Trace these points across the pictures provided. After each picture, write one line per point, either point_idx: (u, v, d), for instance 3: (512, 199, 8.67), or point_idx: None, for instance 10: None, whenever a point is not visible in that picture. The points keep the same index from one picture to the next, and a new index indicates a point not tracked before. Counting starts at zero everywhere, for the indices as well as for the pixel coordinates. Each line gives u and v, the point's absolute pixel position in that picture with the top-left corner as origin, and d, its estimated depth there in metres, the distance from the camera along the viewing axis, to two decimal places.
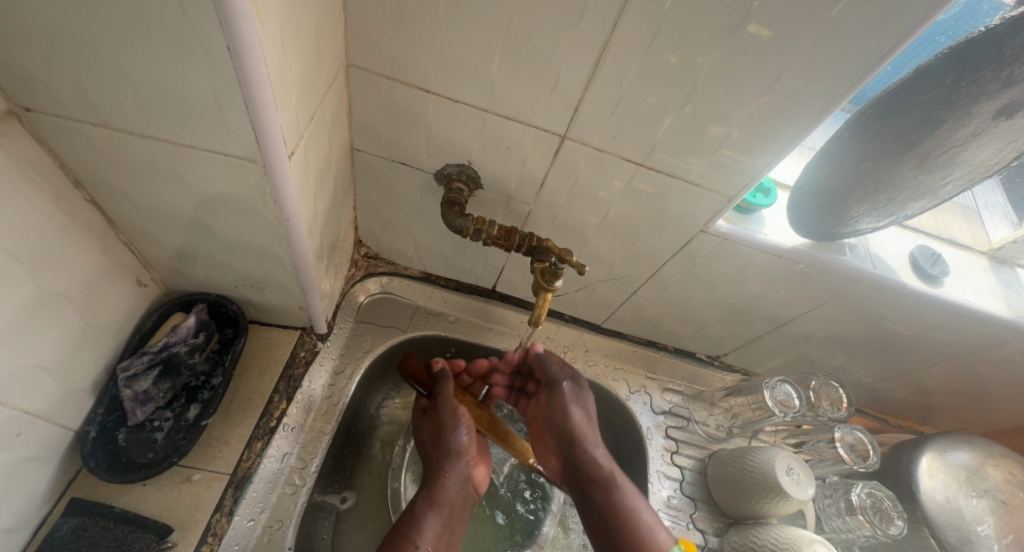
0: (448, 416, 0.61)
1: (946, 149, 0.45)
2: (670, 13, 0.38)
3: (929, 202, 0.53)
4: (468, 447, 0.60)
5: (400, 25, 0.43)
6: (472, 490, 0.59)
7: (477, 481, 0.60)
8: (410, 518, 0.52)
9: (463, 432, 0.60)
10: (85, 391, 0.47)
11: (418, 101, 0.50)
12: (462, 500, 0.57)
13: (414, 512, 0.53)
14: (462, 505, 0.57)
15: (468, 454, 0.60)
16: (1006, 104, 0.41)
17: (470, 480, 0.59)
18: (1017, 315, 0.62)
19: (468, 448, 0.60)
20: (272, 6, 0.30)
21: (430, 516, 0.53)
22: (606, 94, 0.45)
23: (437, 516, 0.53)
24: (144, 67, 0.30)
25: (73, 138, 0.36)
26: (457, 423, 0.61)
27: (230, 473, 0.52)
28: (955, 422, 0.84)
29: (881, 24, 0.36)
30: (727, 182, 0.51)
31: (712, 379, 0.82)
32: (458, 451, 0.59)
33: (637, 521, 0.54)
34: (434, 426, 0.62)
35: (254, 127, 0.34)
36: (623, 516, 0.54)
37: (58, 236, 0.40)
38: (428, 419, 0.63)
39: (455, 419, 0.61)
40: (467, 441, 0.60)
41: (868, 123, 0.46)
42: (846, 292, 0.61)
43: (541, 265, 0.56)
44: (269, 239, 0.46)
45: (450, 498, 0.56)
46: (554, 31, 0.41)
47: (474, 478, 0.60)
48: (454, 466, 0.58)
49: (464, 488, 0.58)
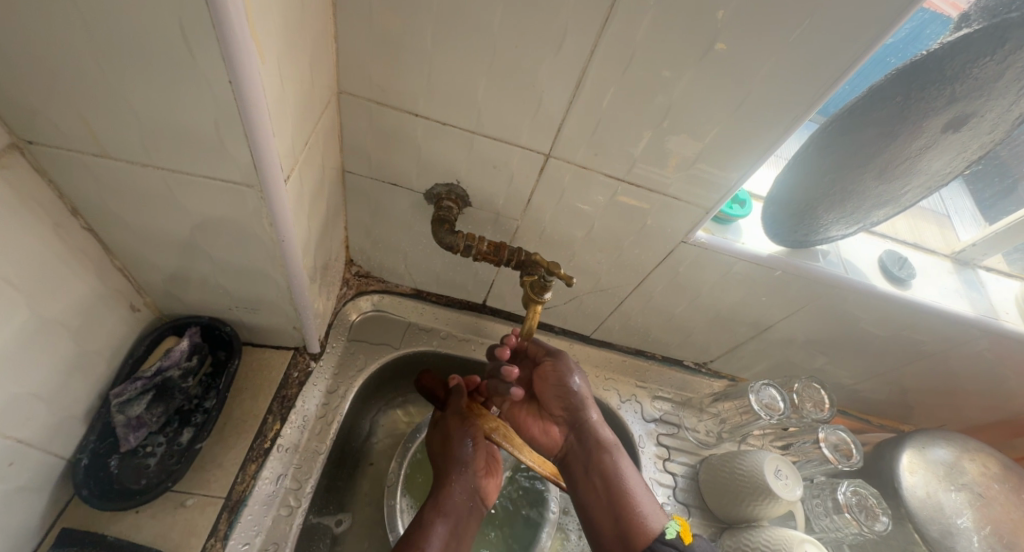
0: (457, 428, 0.62)
1: (904, 159, 0.49)
2: (645, 38, 0.40)
3: (891, 209, 0.57)
4: (476, 458, 0.60)
5: (389, 53, 0.45)
6: (478, 501, 0.60)
7: (484, 494, 0.61)
8: (419, 527, 0.53)
9: (471, 443, 0.60)
10: (77, 418, 0.47)
11: (407, 125, 0.52)
12: (468, 511, 0.58)
13: (422, 520, 0.54)
14: (468, 515, 0.58)
15: (475, 465, 0.60)
16: (951, 118, 0.45)
17: (476, 492, 0.60)
18: (981, 314, 0.65)
19: (475, 459, 0.60)
20: (270, 41, 0.32)
21: (437, 526, 0.54)
22: (587, 115, 0.47)
23: (444, 524, 0.54)
24: (148, 98, 0.32)
25: (74, 169, 0.37)
26: (467, 432, 0.61)
27: (224, 497, 0.52)
28: (933, 420, 0.87)
29: (834, 48, 0.39)
30: (704, 195, 0.54)
31: (700, 385, 0.85)
32: (465, 461, 0.59)
33: (638, 496, 0.54)
34: (444, 440, 0.62)
35: (253, 154, 0.35)
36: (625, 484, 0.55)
37: (55, 263, 0.40)
38: (438, 433, 0.63)
39: (464, 429, 0.61)
40: (474, 453, 0.60)
41: (831, 137, 0.49)
42: (822, 296, 0.64)
43: (529, 278, 0.57)
44: (265, 261, 0.47)
45: (456, 508, 0.57)
46: (536, 57, 0.43)
47: (482, 490, 0.61)
48: (461, 477, 0.59)
49: (470, 499, 0.59)
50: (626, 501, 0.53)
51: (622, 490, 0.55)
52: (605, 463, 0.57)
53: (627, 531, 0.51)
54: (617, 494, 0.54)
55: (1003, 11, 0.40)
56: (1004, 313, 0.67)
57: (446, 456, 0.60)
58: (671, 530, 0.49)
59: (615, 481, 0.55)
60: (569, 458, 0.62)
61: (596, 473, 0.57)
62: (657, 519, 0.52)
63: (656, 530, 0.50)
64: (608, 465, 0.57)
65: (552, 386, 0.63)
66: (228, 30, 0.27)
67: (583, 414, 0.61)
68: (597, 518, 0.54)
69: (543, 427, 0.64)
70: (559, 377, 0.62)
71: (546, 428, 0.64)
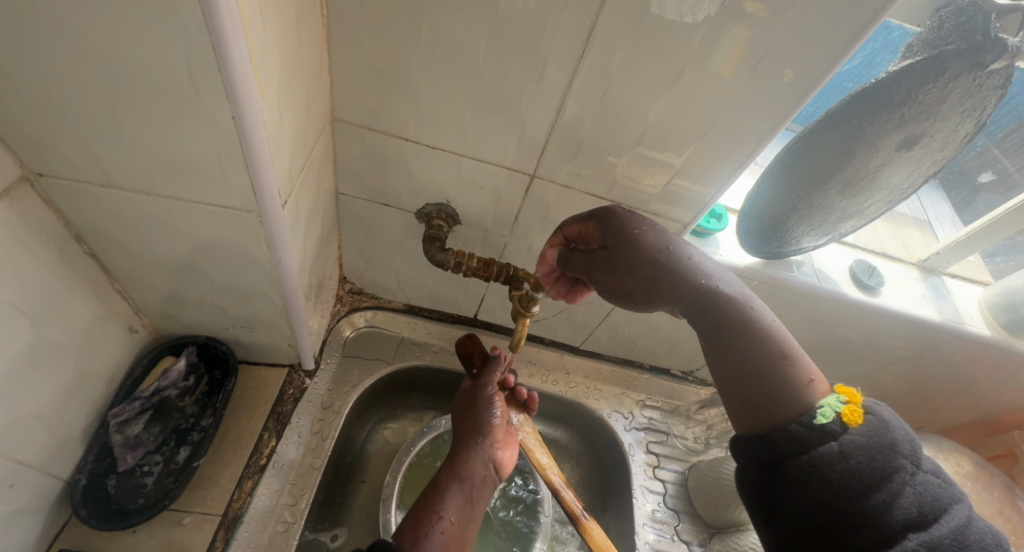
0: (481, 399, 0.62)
1: (865, 174, 0.53)
2: (619, 67, 0.43)
3: (858, 221, 0.60)
4: (497, 428, 0.60)
5: (381, 82, 0.48)
6: (494, 473, 0.58)
7: (500, 465, 0.59)
8: (434, 492, 0.51)
9: (495, 413, 0.60)
10: (75, 439, 0.48)
11: (397, 149, 0.54)
12: (484, 479, 0.56)
13: (438, 485, 0.53)
14: (484, 485, 0.56)
15: (495, 437, 0.59)
16: (904, 137, 0.49)
17: (493, 463, 0.58)
18: (947, 319, 0.68)
19: (496, 430, 0.60)
20: (270, 80, 0.34)
21: (452, 489, 0.52)
22: (568, 138, 0.50)
23: (459, 489, 0.52)
24: (154, 132, 0.34)
25: (80, 198, 0.39)
26: (494, 399, 0.61)
27: (221, 514, 0.53)
28: (914, 422, 0.90)
29: (792, 77, 0.43)
30: (682, 211, 0.57)
31: (687, 393, 0.86)
32: (484, 430, 0.59)
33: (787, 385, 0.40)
34: (468, 408, 0.62)
35: (253, 183, 0.37)
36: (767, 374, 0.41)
37: (59, 288, 0.42)
38: (463, 400, 0.64)
39: (492, 398, 0.61)
40: (497, 423, 0.60)
41: (794, 158, 0.52)
42: (798, 304, 0.67)
43: (517, 293, 0.60)
44: (262, 281, 0.49)
45: (473, 474, 0.55)
46: (520, 86, 0.46)
47: (498, 460, 0.59)
48: (478, 447, 0.57)
49: (487, 469, 0.57)
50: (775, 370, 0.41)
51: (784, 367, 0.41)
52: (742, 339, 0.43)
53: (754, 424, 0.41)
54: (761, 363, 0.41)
55: (941, 43, 0.43)
56: (968, 318, 0.70)
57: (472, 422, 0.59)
58: (822, 414, 0.37)
59: (760, 344, 0.42)
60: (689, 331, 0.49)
61: (749, 350, 0.42)
62: (820, 382, 0.41)
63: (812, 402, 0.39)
64: (749, 320, 0.43)
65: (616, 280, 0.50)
66: (233, 72, 0.30)
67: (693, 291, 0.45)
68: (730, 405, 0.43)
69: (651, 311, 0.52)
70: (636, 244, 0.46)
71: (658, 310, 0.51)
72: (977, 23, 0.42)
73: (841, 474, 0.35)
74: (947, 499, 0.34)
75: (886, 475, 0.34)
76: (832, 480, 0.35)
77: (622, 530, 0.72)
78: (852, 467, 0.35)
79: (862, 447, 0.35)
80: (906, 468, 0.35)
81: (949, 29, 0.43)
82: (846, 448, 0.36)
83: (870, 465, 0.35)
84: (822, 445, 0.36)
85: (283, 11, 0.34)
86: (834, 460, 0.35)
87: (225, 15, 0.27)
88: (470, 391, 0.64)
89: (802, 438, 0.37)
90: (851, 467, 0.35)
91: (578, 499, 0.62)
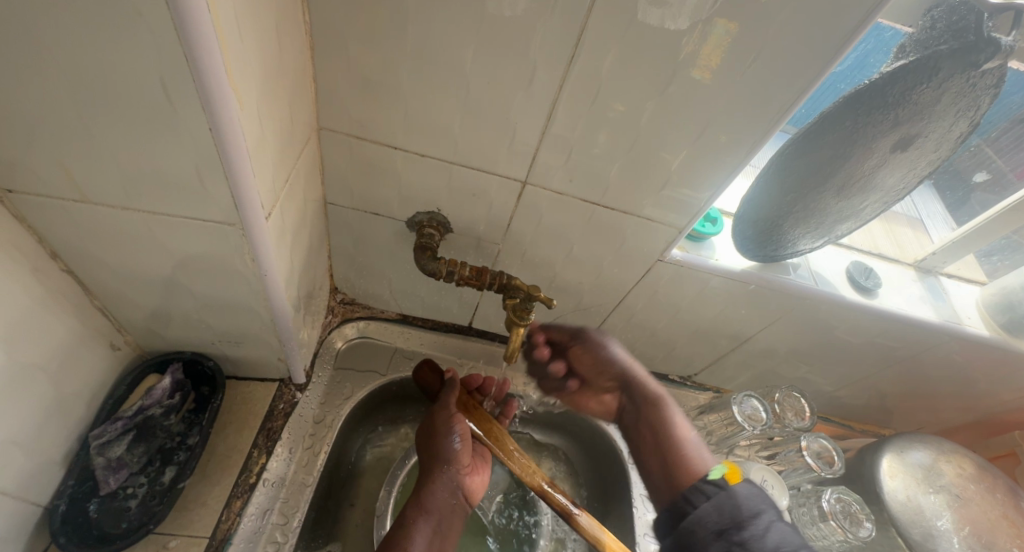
0: (444, 426, 0.63)
1: (860, 177, 0.52)
2: (610, 73, 0.43)
3: (854, 223, 0.60)
4: (460, 455, 0.62)
5: (367, 90, 0.47)
6: (462, 498, 0.63)
7: (469, 490, 0.63)
8: (402, 525, 0.56)
9: (456, 441, 0.62)
10: (55, 462, 0.46)
11: (386, 157, 0.53)
12: (451, 508, 0.61)
13: (405, 515, 0.57)
14: (451, 511, 0.61)
15: (460, 463, 0.62)
16: (897, 140, 0.48)
17: (461, 489, 0.62)
18: (944, 320, 0.68)
19: (461, 456, 0.62)
20: (249, 88, 0.33)
21: (419, 523, 0.57)
22: (559, 143, 0.49)
23: (426, 521, 0.58)
24: (129, 145, 0.33)
25: (54, 214, 0.38)
26: (453, 424, 0.63)
27: (209, 536, 0.51)
28: (913, 423, 0.90)
29: (784, 77, 0.42)
30: (677, 215, 0.56)
31: (686, 399, 0.85)
32: (448, 459, 0.61)
33: (694, 451, 0.66)
34: (431, 432, 0.64)
35: (234, 196, 0.36)
36: (682, 439, 0.69)
37: (33, 307, 0.40)
38: (428, 424, 0.65)
39: (451, 426, 0.63)
40: (459, 449, 0.62)
41: (790, 161, 0.51)
42: (795, 307, 0.67)
43: (512, 302, 0.60)
44: (248, 296, 0.48)
45: (439, 505, 0.60)
46: (510, 92, 0.45)
47: (465, 486, 0.62)
48: (443, 475, 0.60)
49: (454, 496, 0.61)
50: (677, 445, 0.68)
51: (679, 437, 0.69)
52: (659, 412, 0.72)
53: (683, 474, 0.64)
54: (665, 436, 0.70)
55: (934, 43, 0.43)
56: (967, 318, 0.70)
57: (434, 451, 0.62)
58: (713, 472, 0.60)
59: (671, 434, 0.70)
60: (625, 411, 0.75)
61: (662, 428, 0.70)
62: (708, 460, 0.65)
63: (708, 464, 0.64)
64: (660, 413, 0.72)
65: (588, 364, 0.73)
66: (208, 80, 0.28)
67: (628, 376, 0.74)
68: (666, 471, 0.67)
69: (597, 398, 0.75)
70: (599, 345, 0.73)
71: (600, 398, 0.75)
72: (970, 22, 0.41)
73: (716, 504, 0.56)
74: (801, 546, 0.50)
75: (760, 521, 0.53)
76: (717, 521, 0.54)
77: (623, 540, 0.70)
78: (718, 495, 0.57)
79: (737, 494, 0.56)
80: (770, 513, 0.54)
81: (942, 29, 0.43)
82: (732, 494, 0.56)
83: (745, 509, 0.54)
84: (716, 490, 0.57)
85: (260, 18, 0.33)
86: (714, 501, 0.56)
87: (200, 23, 0.26)
88: (434, 414, 0.65)
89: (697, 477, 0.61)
90: (733, 508, 0.55)
91: (569, 496, 0.61)
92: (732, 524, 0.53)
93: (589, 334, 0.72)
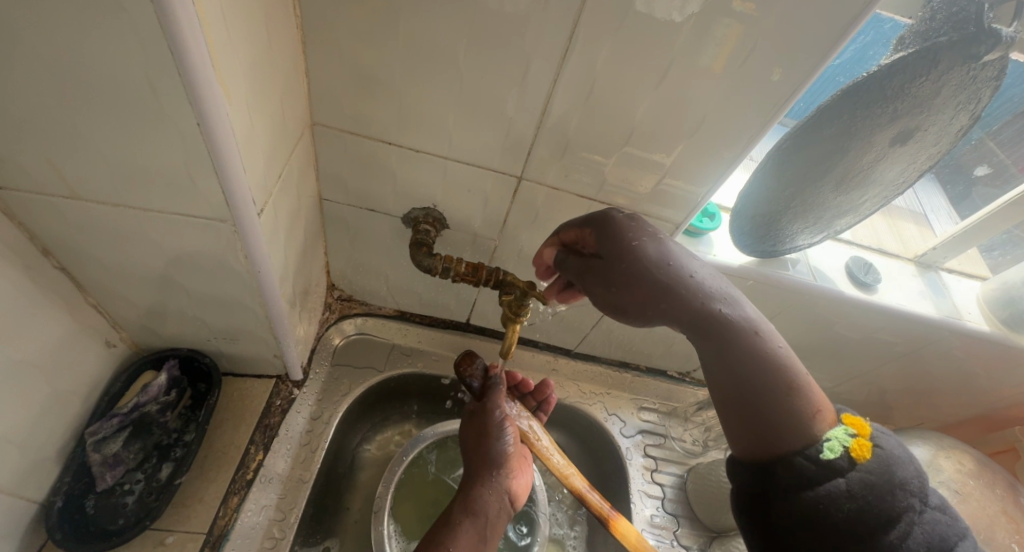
0: (494, 427, 0.59)
1: (858, 171, 0.52)
2: (604, 66, 0.42)
3: (853, 217, 0.59)
4: (510, 458, 0.58)
5: (360, 86, 0.46)
6: (508, 503, 0.57)
7: (514, 495, 0.58)
8: (446, 525, 0.51)
9: (506, 441, 0.58)
10: (50, 459, 0.46)
11: (381, 153, 0.53)
12: (498, 512, 0.55)
13: (451, 517, 0.52)
14: (497, 518, 0.55)
15: (509, 466, 0.58)
16: (897, 133, 0.48)
17: (507, 494, 0.57)
18: (945, 316, 0.67)
19: (510, 459, 0.58)
20: (237, 84, 0.33)
21: (464, 523, 0.51)
22: (554, 138, 0.49)
23: (473, 523, 0.51)
24: (117, 142, 0.33)
25: (45, 212, 0.38)
26: (501, 422, 0.60)
27: (206, 532, 0.51)
28: (913, 419, 0.89)
29: (785, 69, 0.41)
30: (674, 210, 0.55)
31: (685, 395, 0.85)
32: (498, 460, 0.57)
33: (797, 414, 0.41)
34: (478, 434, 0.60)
35: (225, 193, 0.36)
36: (777, 395, 0.41)
37: (26, 304, 0.40)
38: (473, 428, 0.61)
39: (500, 426, 0.59)
40: (510, 451, 0.58)
41: (786, 156, 0.51)
42: (793, 303, 0.66)
43: (507, 298, 0.59)
44: (243, 292, 0.47)
45: (488, 507, 0.54)
46: (503, 87, 0.45)
47: (511, 490, 0.57)
48: (491, 477, 0.56)
49: (501, 502, 0.55)
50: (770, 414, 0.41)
51: (782, 396, 0.41)
52: (749, 351, 0.43)
53: (765, 435, 0.41)
54: (755, 394, 0.42)
55: (934, 35, 0.42)
56: (967, 314, 0.69)
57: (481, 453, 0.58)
58: (830, 448, 0.39)
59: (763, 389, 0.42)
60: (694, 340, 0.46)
61: (761, 389, 0.42)
62: (826, 410, 0.42)
63: (817, 433, 0.40)
64: (759, 362, 0.42)
65: None
66: (194, 76, 0.28)
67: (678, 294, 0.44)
68: (740, 435, 0.43)
69: None
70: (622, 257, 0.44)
71: None
72: (970, 13, 0.40)
73: (846, 517, 0.36)
74: (950, 541, 0.36)
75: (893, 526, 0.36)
76: (828, 522, 0.37)
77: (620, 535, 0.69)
78: (857, 507, 0.37)
79: (869, 483, 0.37)
80: (915, 508, 0.37)
81: (942, 20, 0.42)
82: (853, 486, 0.37)
83: (878, 504, 0.36)
84: (830, 481, 0.38)
85: (248, 13, 0.33)
86: (829, 499, 0.37)
87: (182, 19, 0.26)
88: (479, 415, 0.61)
89: (810, 469, 0.38)
90: (847, 510, 0.36)
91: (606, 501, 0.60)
92: (855, 529, 0.36)
93: (590, 285, 0.47)
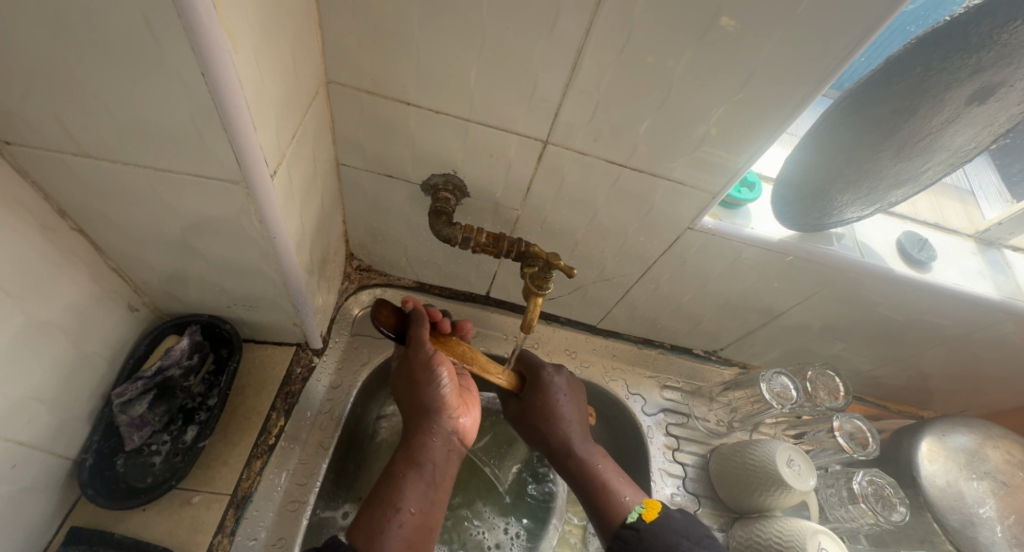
0: (423, 373, 0.55)
1: (923, 136, 0.46)
2: (643, 16, 0.38)
3: (911, 188, 0.54)
4: (448, 399, 0.55)
5: (376, 40, 0.43)
6: (457, 443, 0.55)
7: (463, 434, 0.56)
8: (390, 480, 0.49)
9: (440, 386, 0.54)
10: (79, 418, 0.47)
11: (400, 115, 0.50)
12: (446, 457, 0.53)
13: (393, 472, 0.50)
14: (448, 461, 0.54)
15: (450, 407, 0.55)
16: (978, 88, 0.42)
17: (454, 435, 0.55)
18: (1006, 296, 0.62)
19: (448, 400, 0.55)
20: (245, 31, 0.30)
21: (409, 475, 0.49)
22: (584, 96, 0.45)
23: (419, 475, 0.50)
24: (122, 95, 0.31)
25: (57, 170, 0.37)
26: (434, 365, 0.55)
27: (230, 493, 0.52)
28: (954, 405, 0.85)
29: (850, 16, 0.36)
30: (710, 179, 0.51)
31: (710, 374, 0.82)
32: (437, 407, 0.54)
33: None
34: (413, 378, 0.56)
35: (235, 151, 0.34)
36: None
37: (44, 265, 0.40)
38: (406, 372, 0.58)
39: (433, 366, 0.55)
40: (448, 393, 0.55)
41: (840, 116, 0.48)
42: (835, 280, 0.62)
43: (529, 270, 0.56)
44: (258, 259, 0.46)
45: (432, 457, 0.52)
46: (531, 40, 0.41)
47: (460, 430, 0.56)
48: (432, 424, 0.54)
49: (448, 446, 0.54)
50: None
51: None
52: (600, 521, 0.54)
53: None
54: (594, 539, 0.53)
55: None
56: None
57: (426, 405, 0.54)
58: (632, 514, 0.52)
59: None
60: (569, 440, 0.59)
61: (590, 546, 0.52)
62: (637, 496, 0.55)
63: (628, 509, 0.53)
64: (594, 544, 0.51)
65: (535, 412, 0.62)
66: (192, 15, 0.25)
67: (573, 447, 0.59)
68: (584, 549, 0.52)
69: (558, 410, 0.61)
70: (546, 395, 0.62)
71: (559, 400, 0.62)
72: None
73: None
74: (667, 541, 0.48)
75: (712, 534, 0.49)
76: None
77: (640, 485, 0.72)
78: None
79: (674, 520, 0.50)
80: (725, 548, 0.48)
81: None
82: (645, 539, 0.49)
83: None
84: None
85: None
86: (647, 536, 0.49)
87: None
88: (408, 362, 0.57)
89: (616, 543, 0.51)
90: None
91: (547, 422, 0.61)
92: None
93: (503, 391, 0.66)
